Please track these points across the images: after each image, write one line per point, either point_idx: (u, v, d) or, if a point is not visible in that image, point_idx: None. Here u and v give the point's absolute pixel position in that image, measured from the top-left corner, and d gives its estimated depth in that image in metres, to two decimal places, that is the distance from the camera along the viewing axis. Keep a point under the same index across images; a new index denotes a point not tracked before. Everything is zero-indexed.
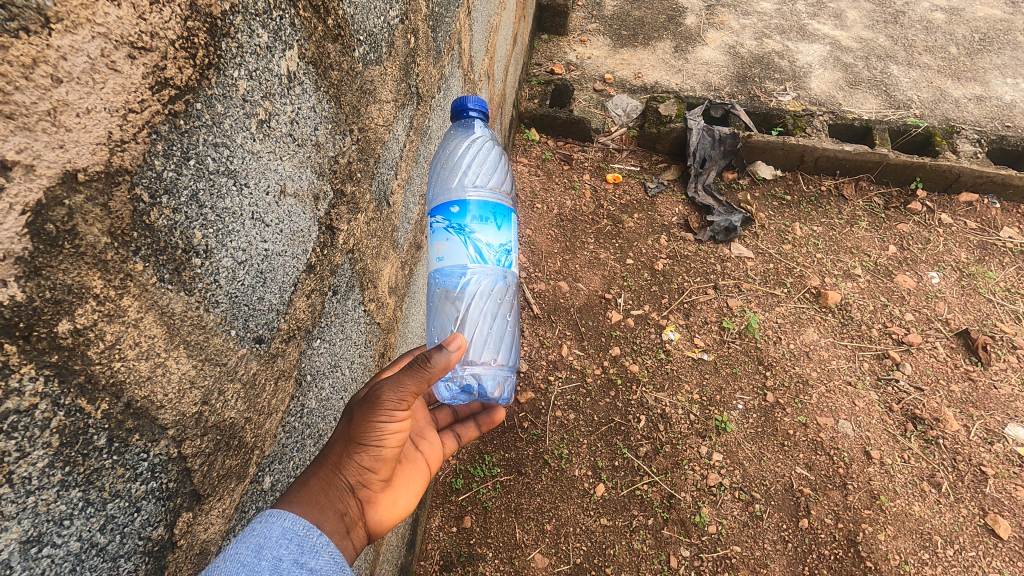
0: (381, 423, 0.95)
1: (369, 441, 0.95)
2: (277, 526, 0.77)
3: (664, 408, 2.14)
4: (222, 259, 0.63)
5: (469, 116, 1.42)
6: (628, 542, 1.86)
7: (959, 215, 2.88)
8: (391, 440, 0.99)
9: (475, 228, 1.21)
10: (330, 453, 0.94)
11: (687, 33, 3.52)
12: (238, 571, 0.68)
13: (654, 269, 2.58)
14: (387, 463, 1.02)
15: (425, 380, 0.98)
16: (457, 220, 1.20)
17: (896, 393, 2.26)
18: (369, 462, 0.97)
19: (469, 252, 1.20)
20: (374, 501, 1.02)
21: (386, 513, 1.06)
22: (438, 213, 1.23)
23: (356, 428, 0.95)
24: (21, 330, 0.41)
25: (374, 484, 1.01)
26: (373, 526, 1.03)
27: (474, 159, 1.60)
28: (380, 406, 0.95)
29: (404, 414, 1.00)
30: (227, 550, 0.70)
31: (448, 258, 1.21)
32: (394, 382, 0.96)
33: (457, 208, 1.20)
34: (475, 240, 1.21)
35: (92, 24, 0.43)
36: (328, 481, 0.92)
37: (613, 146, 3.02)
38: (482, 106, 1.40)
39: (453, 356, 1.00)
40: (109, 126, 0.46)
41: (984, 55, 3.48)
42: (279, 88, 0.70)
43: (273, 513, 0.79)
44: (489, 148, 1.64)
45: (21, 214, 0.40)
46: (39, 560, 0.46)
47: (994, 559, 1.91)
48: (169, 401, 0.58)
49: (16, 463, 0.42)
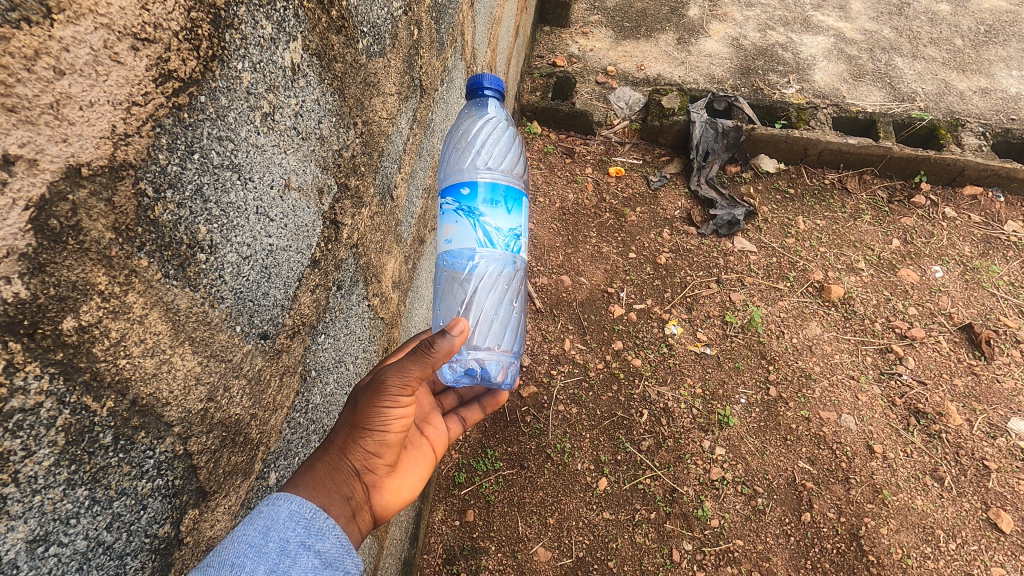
0: (385, 408, 0.95)
1: (374, 426, 0.95)
2: (284, 508, 0.77)
3: (666, 402, 2.14)
4: (227, 254, 0.62)
5: (485, 95, 1.41)
6: (630, 535, 1.86)
7: (964, 209, 2.86)
8: (396, 425, 0.99)
9: (485, 211, 1.20)
10: (335, 438, 0.94)
11: (690, 24, 3.49)
12: (247, 551, 0.69)
13: (657, 263, 2.57)
14: (392, 448, 1.01)
15: (430, 365, 0.96)
16: (468, 202, 1.19)
17: (899, 387, 2.26)
18: (374, 447, 0.97)
19: (477, 235, 1.19)
20: (379, 485, 1.02)
21: (391, 498, 1.06)
22: (449, 195, 1.22)
23: (361, 413, 0.95)
24: (26, 327, 0.41)
25: (380, 469, 1.01)
26: (379, 510, 1.02)
27: (488, 139, 1.57)
28: (385, 391, 0.94)
29: (408, 400, 0.99)
30: (235, 531, 0.70)
31: (457, 241, 1.21)
32: (398, 368, 0.95)
33: (467, 190, 1.19)
34: (484, 223, 1.20)
35: (94, 14, 0.42)
36: (334, 466, 0.91)
37: (616, 139, 3.00)
38: (498, 86, 1.39)
39: (457, 341, 0.98)
40: (113, 119, 0.45)
41: (990, 47, 3.45)
42: (284, 81, 0.69)
43: (280, 497, 0.79)
44: (504, 129, 1.61)
45: (24, 209, 0.40)
46: (47, 559, 0.45)
47: (995, 553, 1.91)
48: (175, 398, 0.58)
49: (22, 462, 0.42)
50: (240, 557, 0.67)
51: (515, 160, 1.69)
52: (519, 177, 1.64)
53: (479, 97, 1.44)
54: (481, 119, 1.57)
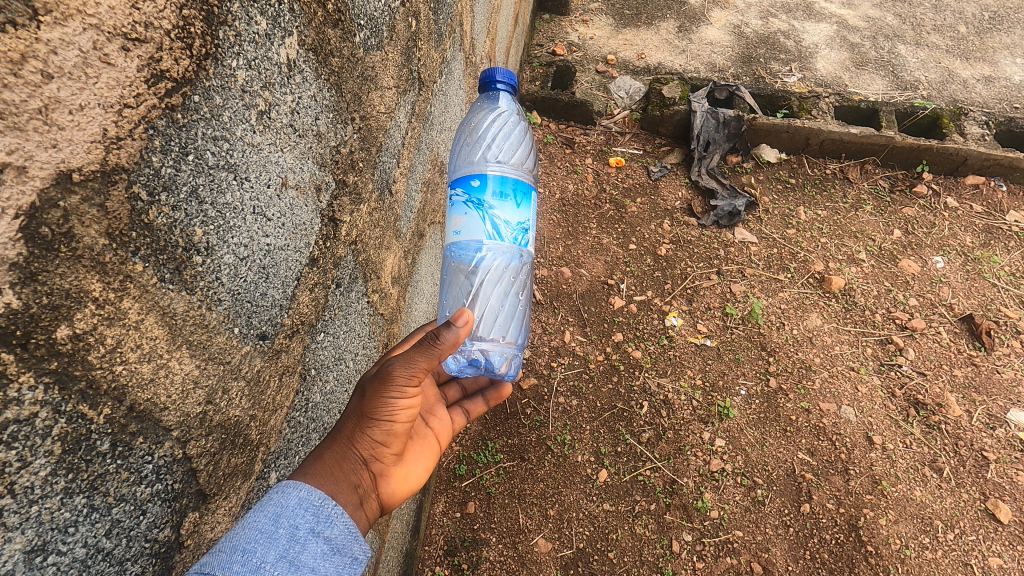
0: (392, 398, 0.95)
1: (381, 415, 0.95)
2: (292, 496, 0.78)
3: (666, 394, 2.14)
4: (223, 256, 0.61)
5: (496, 89, 1.41)
6: (630, 526, 1.87)
7: (965, 198, 2.84)
8: (403, 415, 0.99)
9: (494, 204, 1.19)
10: (343, 427, 0.94)
11: (691, 11, 3.45)
12: (257, 537, 0.69)
13: (657, 254, 2.56)
14: (398, 437, 1.01)
15: (436, 357, 0.96)
16: (477, 195, 1.19)
17: (899, 377, 2.26)
18: (381, 436, 0.97)
19: (486, 228, 1.19)
20: (386, 474, 1.02)
21: (398, 486, 1.06)
22: (459, 186, 1.22)
23: (367, 403, 0.95)
24: (19, 338, 0.40)
25: (387, 457, 1.01)
26: (386, 498, 1.03)
27: (499, 133, 1.58)
28: (392, 381, 0.94)
29: (415, 390, 0.99)
30: (242, 520, 0.71)
31: (466, 233, 1.21)
32: (404, 359, 0.95)
33: (477, 182, 1.18)
34: (493, 216, 1.19)
35: (83, 15, 0.41)
36: (342, 455, 0.91)
37: (616, 129, 2.98)
38: (510, 79, 1.39)
39: (462, 332, 0.97)
40: (104, 123, 0.44)
41: (994, 34, 3.41)
42: (279, 78, 0.67)
43: (288, 484, 0.79)
44: (514, 123, 1.60)
45: (14, 218, 0.39)
46: (46, 568, 0.45)
47: (994, 543, 1.92)
48: (173, 403, 0.57)
49: (17, 474, 0.41)
50: (250, 543, 0.68)
51: (524, 153, 1.68)
52: (527, 171, 1.63)
53: (491, 90, 1.43)
54: (491, 113, 1.57)
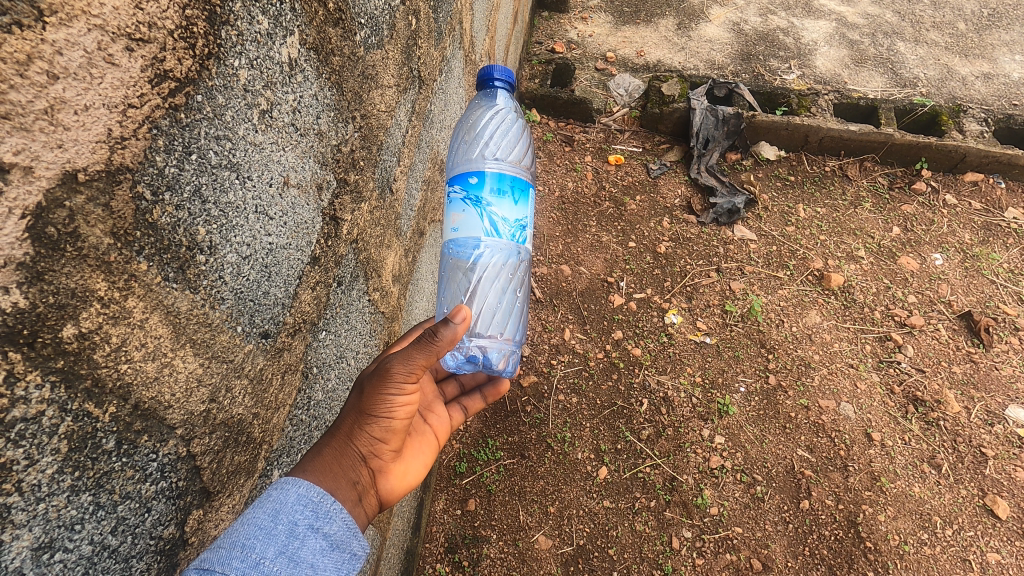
0: (391, 395, 0.95)
1: (379, 412, 0.95)
2: (291, 492, 0.78)
3: (665, 391, 2.15)
4: (226, 255, 0.62)
5: (495, 87, 1.41)
6: (630, 523, 1.88)
7: (965, 195, 2.85)
8: (402, 412, 0.99)
9: (492, 201, 1.20)
10: (342, 424, 0.94)
11: (690, 9, 3.44)
12: (257, 533, 0.69)
13: (656, 252, 2.56)
14: (397, 434, 1.01)
15: (434, 353, 0.96)
16: (475, 192, 1.19)
17: (897, 374, 2.27)
18: (381, 432, 0.97)
19: (483, 225, 1.19)
20: (384, 470, 1.02)
21: (397, 483, 1.06)
22: (456, 184, 1.22)
23: (367, 400, 0.95)
24: (26, 337, 0.41)
25: (386, 454, 1.01)
26: (385, 495, 1.03)
27: (497, 131, 1.58)
28: (390, 378, 0.94)
29: (413, 387, 0.99)
30: (243, 516, 0.71)
31: (464, 229, 1.21)
32: (403, 356, 0.95)
33: (475, 179, 1.19)
34: (491, 212, 1.19)
35: (87, 15, 0.41)
36: (341, 451, 0.92)
37: (615, 126, 2.98)
38: (508, 77, 1.39)
39: (460, 329, 0.97)
40: (108, 123, 0.45)
41: (993, 31, 3.41)
42: (281, 77, 0.68)
43: (288, 480, 0.79)
44: (512, 121, 1.61)
45: (21, 218, 0.39)
46: (52, 565, 0.45)
47: (992, 539, 1.93)
48: (177, 400, 0.57)
49: (25, 471, 0.42)
50: (250, 538, 0.68)
51: (523, 151, 1.68)
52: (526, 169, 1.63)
53: (490, 87, 1.44)
54: (489, 111, 1.57)
